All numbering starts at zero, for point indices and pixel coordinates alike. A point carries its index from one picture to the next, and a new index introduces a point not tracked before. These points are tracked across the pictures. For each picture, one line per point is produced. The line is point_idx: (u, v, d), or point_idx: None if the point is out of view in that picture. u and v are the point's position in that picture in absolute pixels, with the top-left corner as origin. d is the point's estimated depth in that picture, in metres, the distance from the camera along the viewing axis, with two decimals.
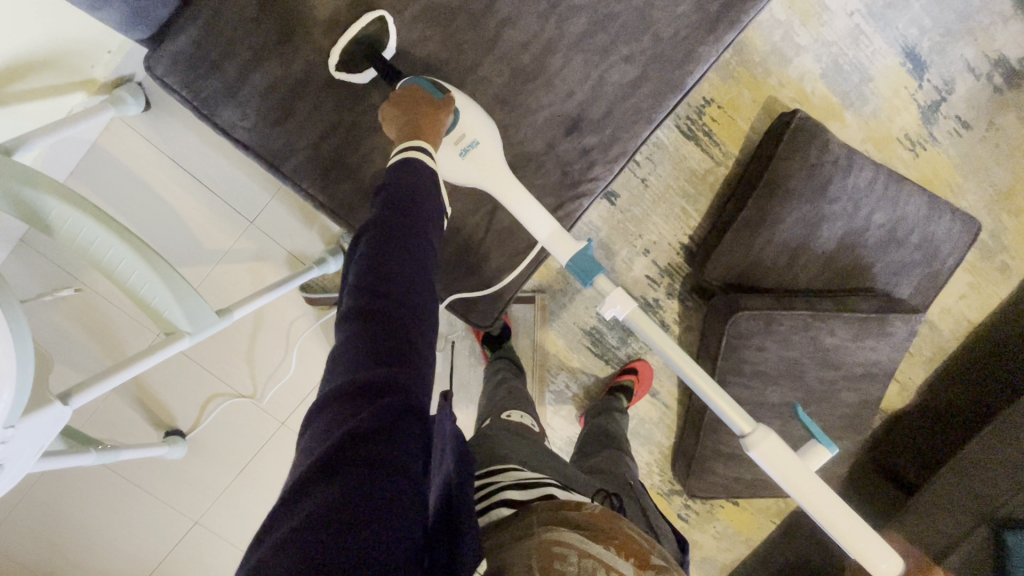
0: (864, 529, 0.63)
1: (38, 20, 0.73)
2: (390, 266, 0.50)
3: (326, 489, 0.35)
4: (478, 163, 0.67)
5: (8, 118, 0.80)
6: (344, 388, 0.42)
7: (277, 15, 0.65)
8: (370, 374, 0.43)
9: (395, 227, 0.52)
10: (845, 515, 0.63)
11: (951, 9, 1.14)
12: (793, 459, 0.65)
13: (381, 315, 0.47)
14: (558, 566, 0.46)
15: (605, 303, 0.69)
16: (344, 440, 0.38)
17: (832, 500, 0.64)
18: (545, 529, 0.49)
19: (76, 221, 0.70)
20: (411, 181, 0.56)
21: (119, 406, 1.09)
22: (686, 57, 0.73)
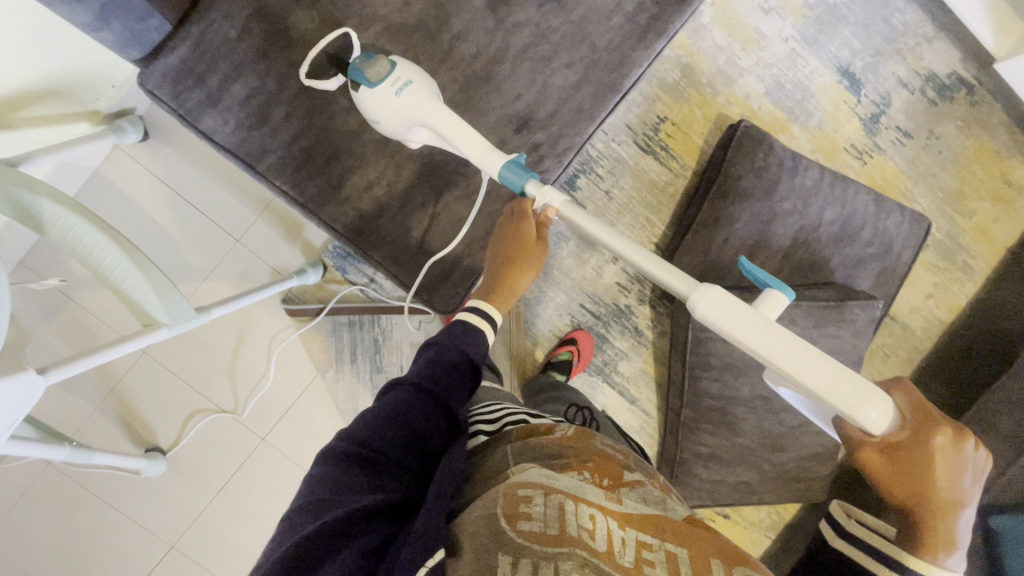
0: (839, 370, 0.49)
1: (49, 53, 0.83)
2: (430, 408, 0.60)
3: (340, 556, 0.48)
4: (410, 102, 0.68)
5: (15, 142, 0.89)
6: (367, 440, 0.56)
7: (257, 36, 0.75)
8: (382, 480, 0.54)
9: (443, 373, 0.63)
10: (813, 360, 0.50)
11: (878, 32, 1.25)
12: (735, 305, 0.53)
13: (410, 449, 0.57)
14: (523, 508, 0.49)
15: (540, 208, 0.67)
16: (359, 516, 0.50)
17: (789, 346, 0.50)
18: (520, 469, 0.55)
19: (69, 220, 0.77)
20: (463, 339, 0.68)
21: (103, 423, 1.11)
22: (621, 62, 0.82)
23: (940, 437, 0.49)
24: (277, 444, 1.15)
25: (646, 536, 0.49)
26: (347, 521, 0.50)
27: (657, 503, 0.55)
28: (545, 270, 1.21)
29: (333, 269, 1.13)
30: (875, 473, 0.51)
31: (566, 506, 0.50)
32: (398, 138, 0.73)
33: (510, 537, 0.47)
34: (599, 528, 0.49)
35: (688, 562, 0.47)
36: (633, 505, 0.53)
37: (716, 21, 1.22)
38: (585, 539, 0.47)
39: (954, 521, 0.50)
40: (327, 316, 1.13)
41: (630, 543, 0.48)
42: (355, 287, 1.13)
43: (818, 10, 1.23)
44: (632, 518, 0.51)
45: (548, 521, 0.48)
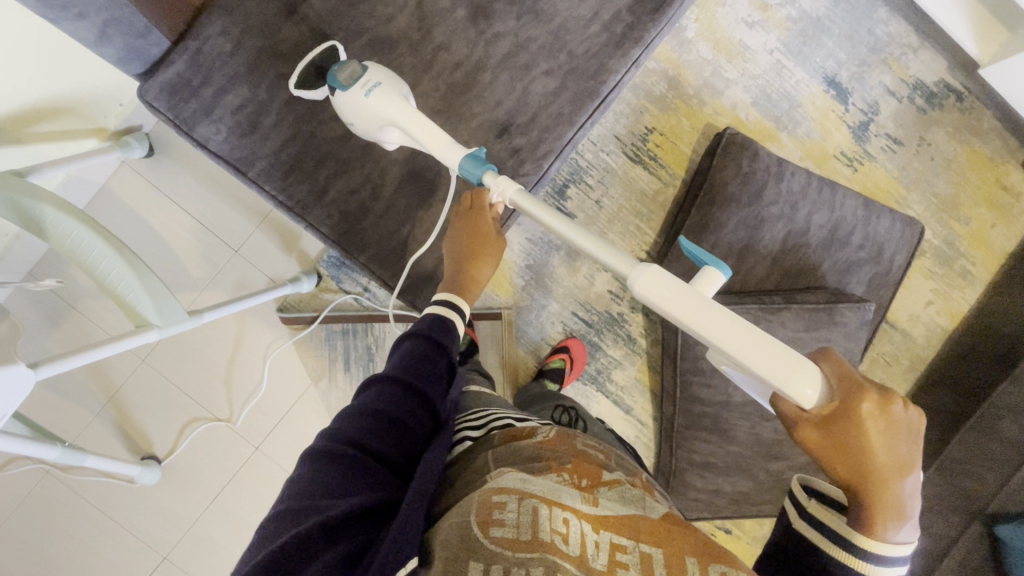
0: (755, 336, 0.50)
1: (58, 71, 0.88)
2: (410, 401, 0.59)
3: (320, 559, 0.44)
4: (379, 102, 0.71)
5: (25, 157, 0.94)
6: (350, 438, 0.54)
7: (250, 50, 0.79)
8: (360, 480, 0.51)
9: (421, 364, 0.63)
10: (731, 328, 0.51)
11: (863, 43, 1.27)
12: (676, 286, 0.54)
13: (390, 444, 0.55)
14: (495, 514, 0.46)
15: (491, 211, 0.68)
16: (339, 518, 0.47)
17: (730, 322, 0.51)
18: (497, 471, 0.53)
19: (69, 225, 0.80)
20: (439, 329, 0.68)
21: (102, 430, 1.14)
22: (598, 69, 0.84)
23: (868, 405, 0.50)
24: (270, 453, 1.16)
25: (622, 537, 0.47)
26: (327, 525, 0.46)
27: (635, 502, 0.52)
28: (536, 279, 1.22)
29: (327, 278, 1.15)
30: (813, 448, 0.52)
31: (541, 510, 0.47)
32: (374, 139, 0.76)
33: (481, 545, 0.44)
34: (574, 532, 0.46)
35: (662, 563, 0.45)
36: (610, 504, 0.50)
37: (700, 35, 1.25)
38: (558, 545, 0.45)
39: (897, 490, 0.50)
40: (321, 324, 1.14)
41: (603, 547, 0.46)
42: (348, 296, 1.14)
43: (802, 23, 1.26)
44: (607, 520, 0.48)
45: (521, 527, 0.45)
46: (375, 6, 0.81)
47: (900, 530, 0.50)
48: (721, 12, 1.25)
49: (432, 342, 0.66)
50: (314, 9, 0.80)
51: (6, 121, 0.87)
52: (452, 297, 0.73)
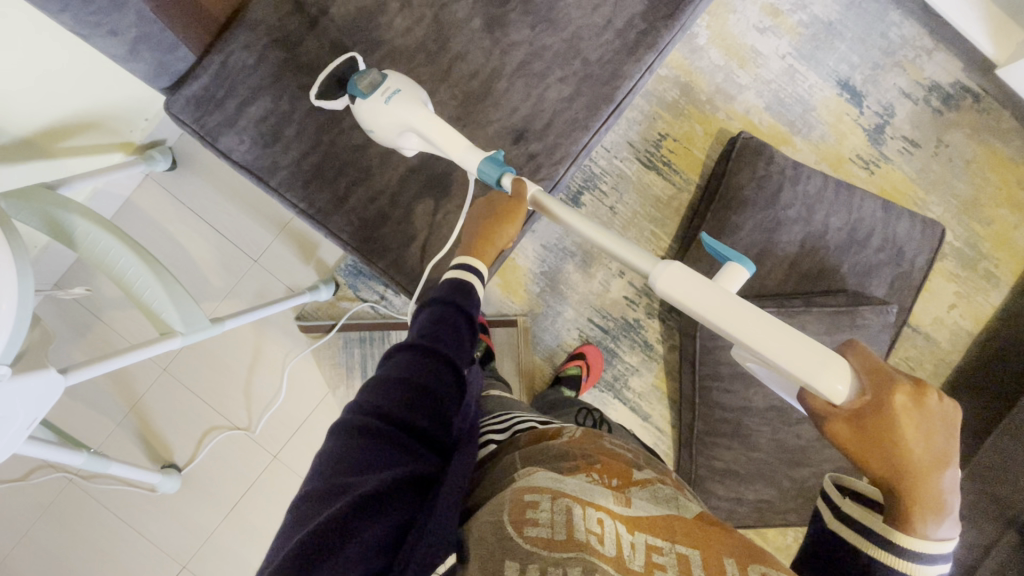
0: (779, 330, 0.51)
1: (88, 87, 0.91)
2: (439, 372, 0.56)
3: (358, 542, 0.43)
4: (397, 107, 0.73)
5: (54, 169, 0.97)
6: (373, 416, 0.51)
7: (272, 62, 0.81)
8: (392, 456, 0.49)
9: (443, 333, 0.59)
10: (755, 323, 0.52)
11: (876, 46, 1.26)
12: (700, 283, 0.55)
13: (420, 418, 0.52)
14: (529, 514, 0.46)
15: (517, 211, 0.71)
16: (374, 500, 0.46)
17: (754, 317, 0.52)
18: (525, 472, 0.53)
19: (97, 235, 0.82)
20: (459, 297, 0.64)
21: (124, 439, 1.15)
22: (613, 75, 0.85)
23: (900, 397, 0.49)
24: (289, 462, 1.16)
25: (657, 538, 0.47)
26: (363, 506, 0.45)
27: (667, 502, 0.52)
28: (552, 285, 1.23)
29: (345, 287, 1.16)
30: (845, 444, 0.50)
31: (575, 510, 0.47)
32: (390, 145, 0.77)
33: (515, 544, 0.44)
34: (609, 533, 0.46)
35: (700, 563, 0.44)
36: (642, 506, 0.50)
37: (712, 42, 1.26)
38: (594, 545, 0.44)
39: (936, 484, 0.48)
40: (338, 332, 1.15)
41: (639, 548, 0.46)
42: (366, 304, 1.16)
43: (813, 28, 1.26)
44: (640, 521, 0.48)
45: (555, 527, 0.45)
46: (393, 18, 0.83)
47: (940, 526, 0.48)
48: (731, 18, 1.26)
49: (458, 313, 0.63)
50: (334, 22, 0.82)
51: (38, 135, 0.90)
52: (468, 263, 0.69)
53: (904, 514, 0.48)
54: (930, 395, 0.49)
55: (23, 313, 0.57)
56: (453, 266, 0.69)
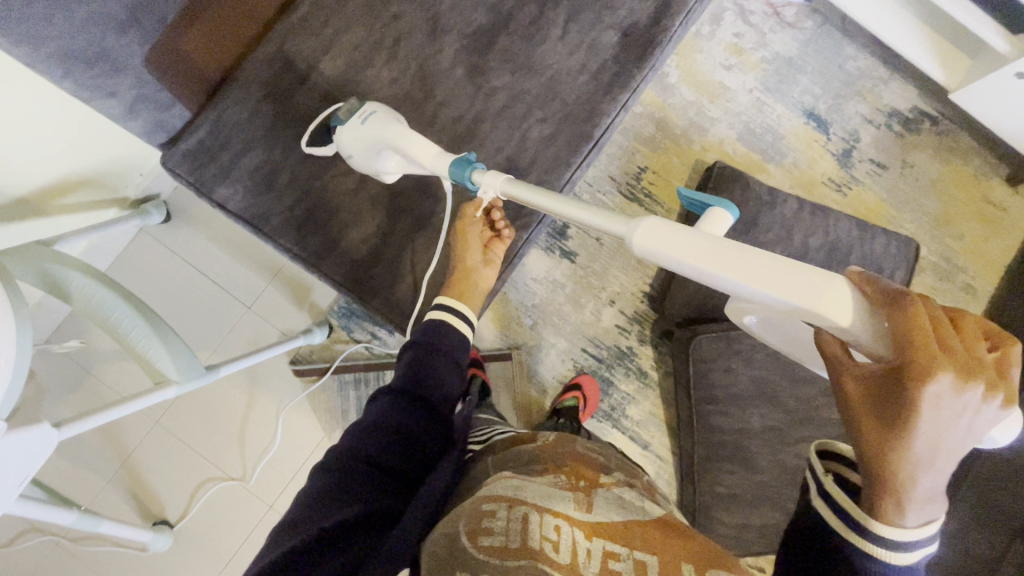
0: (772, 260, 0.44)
1: (84, 146, 0.94)
2: (416, 409, 0.68)
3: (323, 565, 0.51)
4: (374, 126, 0.78)
5: (50, 227, 0.99)
6: (357, 455, 0.62)
7: (266, 115, 0.85)
8: (365, 491, 0.59)
9: (426, 380, 0.71)
10: (742, 257, 0.44)
11: (835, 78, 1.35)
12: (672, 228, 0.49)
13: (395, 453, 0.63)
14: (485, 522, 0.48)
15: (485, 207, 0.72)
16: (341, 530, 0.54)
17: (733, 253, 0.45)
18: (493, 482, 0.55)
19: (92, 289, 0.83)
20: (440, 338, 0.75)
21: (114, 496, 1.12)
22: (590, 113, 0.90)
23: (934, 381, 0.37)
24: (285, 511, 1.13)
25: (615, 545, 0.46)
26: (330, 531, 0.53)
27: (632, 508, 0.51)
28: (545, 317, 1.24)
29: (339, 329, 1.17)
30: (846, 401, 0.43)
31: (530, 517, 0.47)
32: (371, 168, 0.80)
33: (469, 554, 0.46)
34: (565, 540, 0.46)
35: (656, 568, 0.44)
36: (607, 512, 0.50)
37: (682, 80, 1.33)
38: (548, 552, 0.44)
39: (920, 478, 0.40)
40: (333, 374, 1.15)
41: (596, 554, 0.45)
42: (360, 344, 1.16)
43: (775, 63, 1.34)
44: (601, 526, 0.48)
45: (509, 535, 0.46)
46: (380, 70, 0.88)
47: (915, 520, 0.41)
48: (699, 58, 1.34)
49: (436, 349, 0.74)
50: (324, 76, 0.87)
51: (34, 196, 0.92)
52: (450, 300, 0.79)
53: (879, 500, 0.41)
54: (990, 396, 0.37)
55: (21, 364, 0.57)
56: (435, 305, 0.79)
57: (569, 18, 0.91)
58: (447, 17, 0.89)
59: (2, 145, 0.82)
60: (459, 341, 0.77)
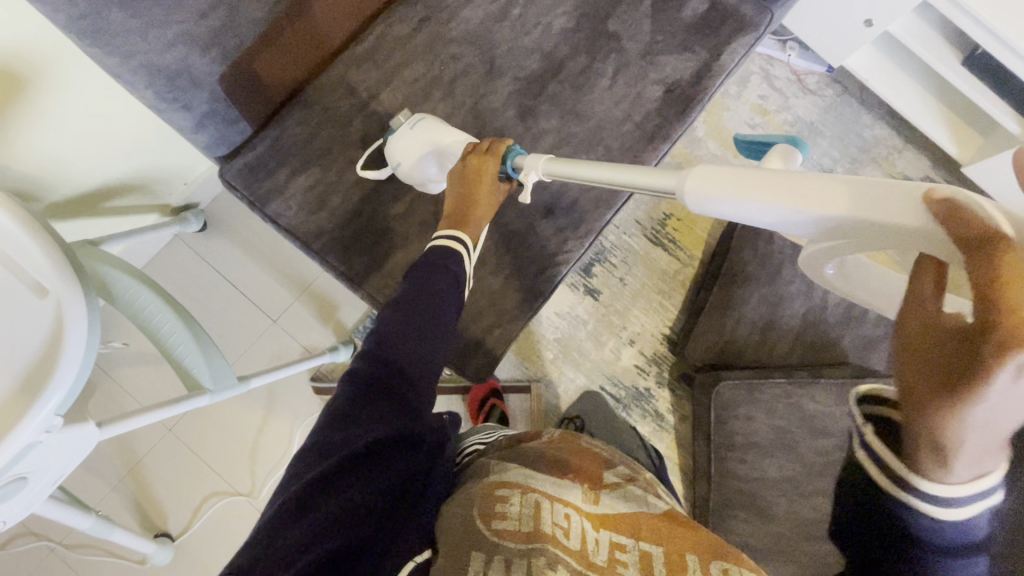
0: (782, 179, 0.41)
1: (140, 153, 0.96)
2: (425, 317, 0.63)
3: (347, 496, 0.48)
4: (420, 132, 0.84)
5: (95, 228, 1.00)
6: (365, 377, 0.57)
7: (324, 138, 0.89)
8: (381, 413, 0.54)
9: (431, 294, 0.65)
10: (768, 173, 0.43)
11: (852, 144, 1.42)
12: (718, 172, 0.47)
13: (410, 363, 0.59)
14: (502, 508, 0.54)
15: (525, 188, 0.76)
16: (360, 459, 0.50)
17: (782, 186, 0.41)
18: (504, 470, 0.61)
19: (137, 291, 0.84)
20: (442, 260, 0.70)
21: (118, 503, 1.10)
22: (632, 160, 0.95)
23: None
24: None
25: (620, 537, 0.55)
26: (351, 465, 0.50)
27: (634, 502, 0.61)
28: (565, 352, 1.26)
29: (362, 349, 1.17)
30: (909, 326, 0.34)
31: (542, 506, 0.55)
32: (413, 172, 0.84)
33: (483, 538, 0.50)
34: (575, 528, 0.54)
35: (661, 559, 0.52)
36: (609, 505, 0.60)
37: (709, 135, 1.40)
38: (560, 538, 0.52)
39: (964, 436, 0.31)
40: None
41: (602, 543, 0.54)
42: None
43: (797, 126, 1.42)
44: (603, 521, 0.57)
45: (522, 521, 0.53)
46: (436, 105, 0.93)
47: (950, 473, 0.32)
48: (726, 115, 1.41)
49: (441, 267, 0.69)
50: (382, 105, 0.91)
51: (85, 196, 0.94)
52: (453, 230, 0.76)
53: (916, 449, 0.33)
54: None
55: (87, 363, 0.57)
56: (438, 237, 0.76)
57: (617, 71, 0.97)
58: (503, 60, 0.95)
59: (67, 145, 0.84)
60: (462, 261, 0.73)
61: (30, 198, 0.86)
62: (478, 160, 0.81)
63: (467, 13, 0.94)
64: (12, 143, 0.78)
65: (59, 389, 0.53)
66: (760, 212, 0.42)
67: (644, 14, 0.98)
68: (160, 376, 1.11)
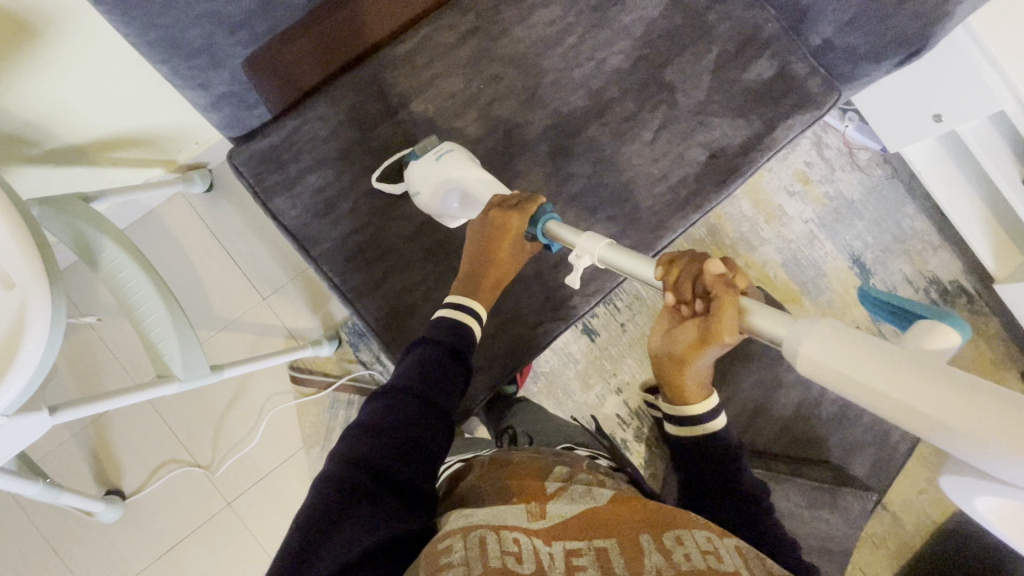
0: (968, 401, 0.37)
1: (153, 110, 0.91)
2: (425, 411, 0.63)
3: None
4: (446, 167, 0.79)
5: (94, 176, 0.96)
6: (344, 475, 0.55)
7: (343, 139, 0.84)
8: (362, 511, 0.53)
9: (427, 377, 0.66)
10: (936, 386, 0.38)
11: (889, 232, 1.35)
12: (870, 351, 0.43)
13: (399, 460, 0.58)
14: (444, 559, 0.48)
15: (575, 271, 0.72)
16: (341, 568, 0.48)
17: (965, 401, 0.37)
18: (446, 521, 0.56)
19: (122, 263, 0.80)
20: (450, 337, 0.72)
21: (75, 451, 1.09)
22: (658, 224, 0.90)
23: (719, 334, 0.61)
24: (241, 512, 1.11)
25: (573, 543, 0.51)
26: None
27: (582, 499, 0.58)
28: (549, 388, 1.23)
29: (346, 345, 1.15)
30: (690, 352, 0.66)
31: (486, 540, 0.50)
32: (433, 208, 0.81)
33: None
34: (525, 549, 0.50)
35: (616, 550, 0.50)
36: (556, 513, 0.56)
37: (744, 193, 1.34)
38: (512, 565, 0.48)
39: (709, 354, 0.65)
40: (331, 391, 1.14)
41: (559, 554, 0.50)
42: (364, 367, 1.14)
43: (836, 202, 1.36)
44: (552, 531, 0.53)
45: (469, 564, 0.47)
46: (467, 126, 0.87)
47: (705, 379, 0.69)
48: (767, 176, 1.35)
49: (443, 345, 0.70)
50: (411, 115, 0.86)
51: (88, 144, 0.90)
52: (468, 299, 0.76)
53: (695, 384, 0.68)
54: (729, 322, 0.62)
55: (48, 362, 0.53)
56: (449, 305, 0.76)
57: (663, 125, 0.91)
58: (547, 91, 0.89)
59: (75, 92, 0.80)
60: (469, 334, 0.74)
61: (27, 142, 0.82)
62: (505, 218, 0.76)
63: (520, 32, 0.88)
64: (16, 86, 0.73)
65: (12, 387, 0.50)
66: (924, 426, 0.39)
67: (705, 70, 0.92)
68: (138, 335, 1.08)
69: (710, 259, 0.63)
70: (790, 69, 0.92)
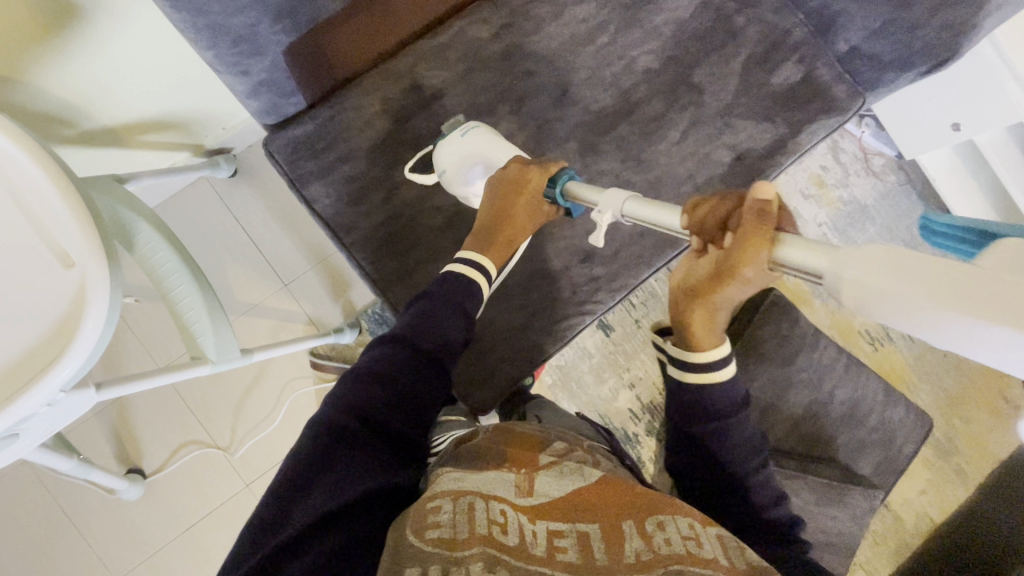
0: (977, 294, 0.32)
1: (184, 94, 0.92)
2: (419, 362, 0.66)
3: (322, 543, 0.49)
4: (474, 148, 0.81)
5: (123, 159, 0.96)
6: (337, 424, 0.58)
7: (377, 129, 0.85)
8: (352, 456, 0.56)
9: (425, 331, 0.68)
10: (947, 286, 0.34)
11: (900, 237, 1.37)
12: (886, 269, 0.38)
13: (390, 410, 0.61)
14: (431, 518, 0.50)
15: (600, 229, 0.70)
16: (333, 509, 0.52)
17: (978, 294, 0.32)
18: (438, 476, 0.58)
19: (157, 246, 0.81)
20: (459, 293, 0.73)
21: (95, 430, 1.10)
22: None
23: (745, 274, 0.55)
24: (259, 494, 1.13)
25: (557, 524, 0.53)
26: (322, 517, 0.51)
27: (572, 476, 0.60)
28: (564, 381, 1.25)
29: (366, 332, 1.17)
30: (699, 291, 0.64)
31: (476, 506, 0.52)
32: (458, 186, 0.82)
33: (416, 547, 0.47)
34: (511, 522, 0.52)
35: (597, 537, 0.51)
36: (546, 490, 0.57)
37: None
38: (496, 535, 0.50)
39: (721, 299, 0.62)
40: None
41: (541, 533, 0.51)
42: None
43: (850, 206, 1.37)
44: (538, 510, 0.54)
45: (455, 527, 0.49)
46: (499, 120, 0.89)
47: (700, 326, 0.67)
48: (783, 178, 1.36)
49: (445, 299, 0.71)
50: (445, 108, 0.87)
51: (122, 126, 0.90)
52: (481, 259, 0.77)
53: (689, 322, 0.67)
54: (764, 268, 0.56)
55: (104, 338, 0.55)
56: (462, 262, 0.76)
57: (691, 125, 0.92)
58: (578, 89, 0.90)
59: (114, 76, 0.80)
60: (477, 293, 0.75)
61: (64, 122, 0.82)
62: (525, 183, 0.77)
63: (553, 29, 0.89)
64: (58, 67, 0.74)
65: (73, 363, 0.52)
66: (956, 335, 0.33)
67: (733, 72, 0.93)
68: (160, 317, 1.09)
69: (757, 184, 0.56)
70: (816, 73, 0.94)
